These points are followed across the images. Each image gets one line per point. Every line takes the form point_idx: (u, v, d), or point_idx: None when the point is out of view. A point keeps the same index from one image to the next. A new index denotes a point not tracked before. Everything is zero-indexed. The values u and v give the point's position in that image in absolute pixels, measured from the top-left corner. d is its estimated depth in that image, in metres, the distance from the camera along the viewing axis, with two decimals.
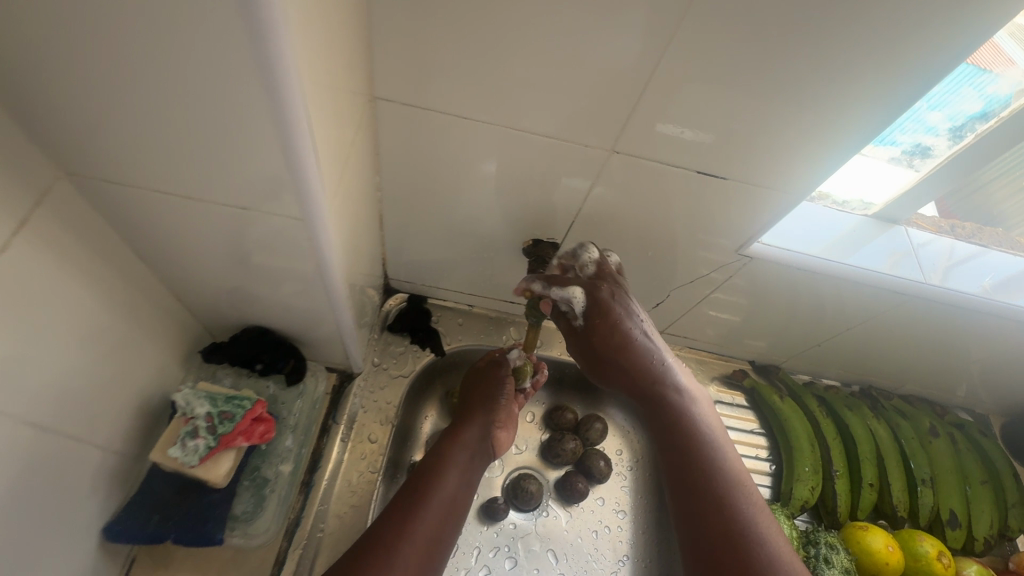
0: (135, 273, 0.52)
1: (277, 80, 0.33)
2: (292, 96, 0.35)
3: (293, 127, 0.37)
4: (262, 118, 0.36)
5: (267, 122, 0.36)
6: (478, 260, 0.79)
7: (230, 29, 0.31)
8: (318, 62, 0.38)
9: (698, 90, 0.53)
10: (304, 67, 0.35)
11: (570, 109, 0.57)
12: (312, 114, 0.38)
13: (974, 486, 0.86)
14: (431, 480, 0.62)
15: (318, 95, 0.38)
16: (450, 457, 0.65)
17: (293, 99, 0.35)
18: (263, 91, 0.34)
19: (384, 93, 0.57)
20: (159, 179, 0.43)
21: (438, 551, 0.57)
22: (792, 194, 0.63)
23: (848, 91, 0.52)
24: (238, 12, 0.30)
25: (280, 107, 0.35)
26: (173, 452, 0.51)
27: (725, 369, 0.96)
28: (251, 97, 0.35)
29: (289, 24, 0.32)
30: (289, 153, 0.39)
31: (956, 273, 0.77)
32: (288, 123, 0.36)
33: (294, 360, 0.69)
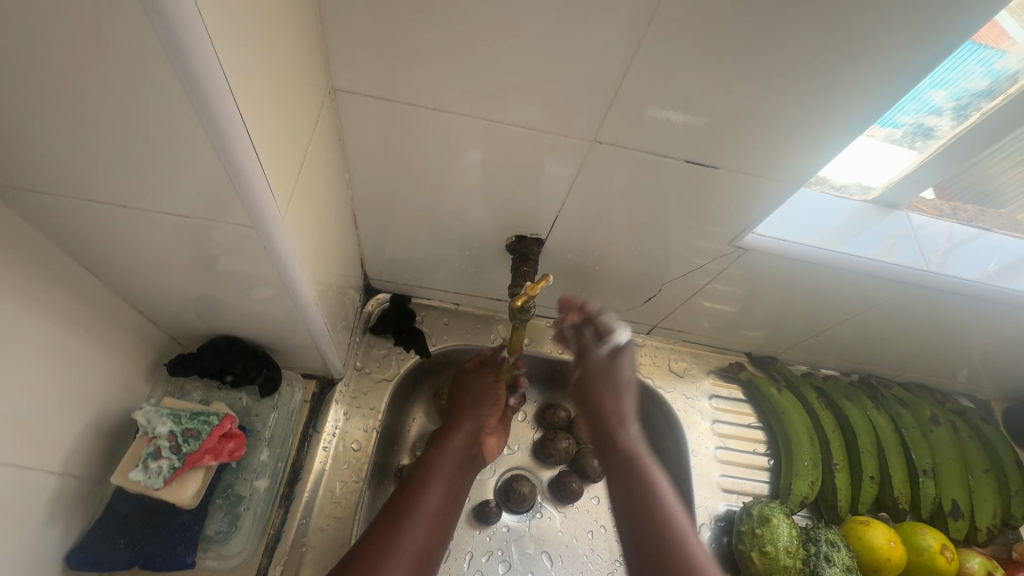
0: (83, 285, 0.49)
1: (191, 60, 0.31)
2: (212, 77, 0.32)
3: (220, 111, 0.34)
4: (185, 105, 0.33)
5: (187, 109, 0.34)
6: (460, 257, 0.76)
7: (127, 6, 0.28)
8: (243, 41, 0.35)
9: (678, 75, 0.50)
10: (222, 45, 0.32)
11: (545, 97, 0.53)
12: (239, 97, 0.35)
13: (977, 474, 0.84)
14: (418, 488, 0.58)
15: (245, 76, 0.36)
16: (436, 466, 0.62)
17: (213, 83, 0.32)
18: (177, 75, 0.31)
19: (345, 84, 0.53)
20: (95, 184, 0.40)
21: (429, 559, 0.53)
22: (788, 181, 0.60)
23: (840, 71, 0.49)
24: None
25: (199, 92, 0.32)
26: (134, 476, 0.51)
27: (721, 361, 0.93)
28: (169, 82, 0.32)
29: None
30: (218, 143, 0.36)
31: (959, 258, 0.74)
32: (212, 109, 0.34)
33: (267, 370, 0.66)
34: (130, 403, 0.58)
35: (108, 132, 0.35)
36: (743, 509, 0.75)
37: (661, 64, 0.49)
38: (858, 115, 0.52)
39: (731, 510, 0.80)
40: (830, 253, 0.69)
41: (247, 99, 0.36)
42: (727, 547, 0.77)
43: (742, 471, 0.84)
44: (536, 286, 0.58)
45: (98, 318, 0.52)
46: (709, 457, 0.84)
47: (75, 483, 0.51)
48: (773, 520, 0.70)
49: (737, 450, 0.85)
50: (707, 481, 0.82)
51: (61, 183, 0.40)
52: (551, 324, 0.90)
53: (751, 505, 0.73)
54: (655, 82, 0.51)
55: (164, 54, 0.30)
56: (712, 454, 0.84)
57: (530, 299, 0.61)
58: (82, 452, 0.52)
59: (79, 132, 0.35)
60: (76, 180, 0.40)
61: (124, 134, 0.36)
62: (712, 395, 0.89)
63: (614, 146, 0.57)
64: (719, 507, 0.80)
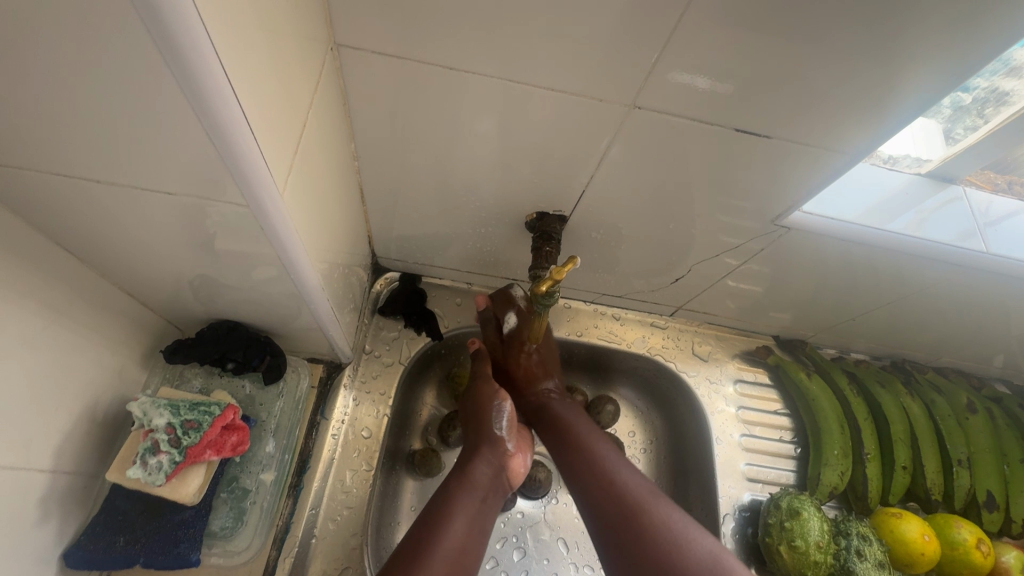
0: (65, 269, 0.45)
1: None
2: (187, 23, 0.26)
3: (199, 68, 0.28)
4: (155, 60, 0.28)
5: (164, 71, 0.28)
6: (474, 235, 0.71)
7: None
8: None
9: (731, 31, 0.43)
10: None
11: (576, 56, 0.47)
12: (226, 58, 0.30)
13: (1012, 464, 0.80)
14: (443, 520, 0.53)
15: (234, 32, 0.30)
16: (458, 497, 0.56)
17: (193, 43, 0.27)
18: (147, 31, 0.26)
19: (348, 40, 0.47)
20: (64, 156, 0.35)
21: None
22: (844, 154, 0.53)
23: (922, 25, 0.42)
24: None
25: (175, 53, 0.27)
26: (133, 473, 0.48)
27: (747, 345, 0.89)
28: (134, 30, 0.26)
29: None
30: (203, 113, 0.31)
31: (1017, 239, 0.68)
32: (193, 73, 0.28)
33: (270, 357, 0.62)
34: (125, 393, 0.55)
35: (69, 95, 0.30)
36: (770, 500, 0.72)
37: (713, 19, 0.43)
38: (931, 79, 0.46)
39: (756, 499, 0.77)
40: (876, 231, 0.63)
41: (233, 53, 0.30)
42: (752, 537, 0.75)
43: (768, 459, 0.80)
44: (561, 270, 0.54)
45: (83, 304, 0.47)
46: (734, 445, 0.80)
47: (67, 480, 0.48)
48: (803, 513, 0.68)
49: (762, 438, 0.82)
50: (731, 470, 0.78)
51: (26, 155, 0.34)
52: (569, 305, 0.85)
53: (779, 497, 0.71)
54: (705, 39, 0.44)
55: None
56: (736, 441, 0.81)
57: (555, 283, 0.56)
58: (74, 447, 0.48)
59: (36, 95, 0.30)
60: (42, 153, 0.34)
61: (90, 98, 0.30)
62: (736, 380, 0.86)
63: (652, 114, 0.51)
64: (743, 496, 0.77)
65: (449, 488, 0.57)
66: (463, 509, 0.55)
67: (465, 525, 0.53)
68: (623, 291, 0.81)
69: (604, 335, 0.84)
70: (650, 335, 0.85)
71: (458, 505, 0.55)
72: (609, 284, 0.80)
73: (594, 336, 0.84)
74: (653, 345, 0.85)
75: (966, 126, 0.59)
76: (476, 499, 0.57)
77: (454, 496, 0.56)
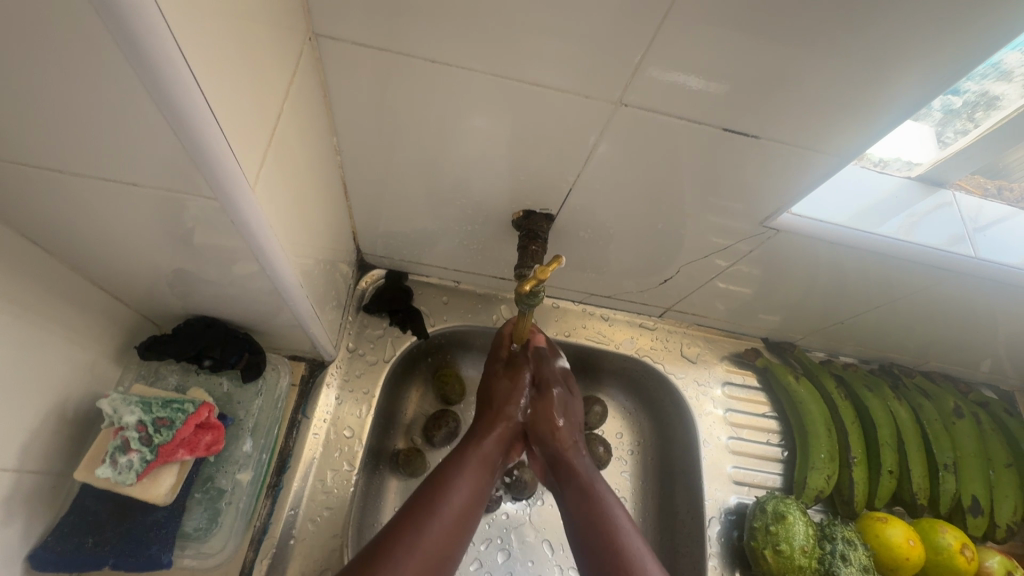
0: (31, 262, 0.43)
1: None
2: (142, 8, 0.25)
3: (157, 55, 0.27)
4: (111, 44, 0.27)
5: (124, 59, 0.27)
6: (460, 233, 0.70)
7: None
8: None
9: (718, 29, 0.43)
10: None
11: (561, 53, 0.46)
12: (191, 48, 0.29)
13: (998, 469, 0.81)
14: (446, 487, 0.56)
15: (200, 19, 0.29)
16: (465, 463, 0.59)
17: (153, 30, 0.26)
18: (103, 18, 0.25)
19: (329, 30, 0.46)
20: (25, 147, 0.33)
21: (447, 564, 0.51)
22: (832, 156, 0.53)
23: (910, 27, 0.41)
24: None
25: (134, 41, 0.26)
26: (103, 473, 0.47)
27: (736, 347, 0.88)
28: (84, 14, 0.25)
29: None
30: (168, 105, 0.30)
31: (1005, 244, 0.67)
32: (155, 62, 0.27)
33: (249, 354, 0.61)
34: (96, 390, 0.53)
35: (24, 84, 0.29)
36: (756, 503, 0.72)
37: (701, 16, 0.42)
38: (919, 81, 0.45)
39: (742, 503, 0.77)
40: (864, 235, 0.63)
41: (196, 42, 0.29)
42: (738, 541, 0.74)
43: (754, 462, 0.80)
44: (546, 269, 0.53)
45: (51, 299, 0.46)
46: (721, 448, 0.80)
47: (35, 480, 0.47)
48: (789, 517, 0.67)
49: (749, 440, 0.82)
50: (718, 473, 0.78)
51: None
52: (558, 305, 0.84)
53: (765, 501, 0.71)
54: (691, 37, 0.43)
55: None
56: (723, 444, 0.80)
57: (540, 283, 0.55)
58: (42, 446, 0.47)
59: None
60: (3, 143, 0.33)
61: (46, 87, 0.29)
62: (724, 383, 0.85)
63: (638, 112, 0.50)
64: (729, 499, 0.77)
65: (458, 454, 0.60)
66: (468, 472, 0.58)
67: (465, 493, 0.56)
68: (612, 291, 0.80)
69: (592, 336, 0.83)
70: (638, 336, 0.85)
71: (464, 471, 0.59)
72: (597, 284, 0.79)
73: (582, 337, 0.83)
74: (641, 346, 0.84)
75: (956, 129, 0.58)
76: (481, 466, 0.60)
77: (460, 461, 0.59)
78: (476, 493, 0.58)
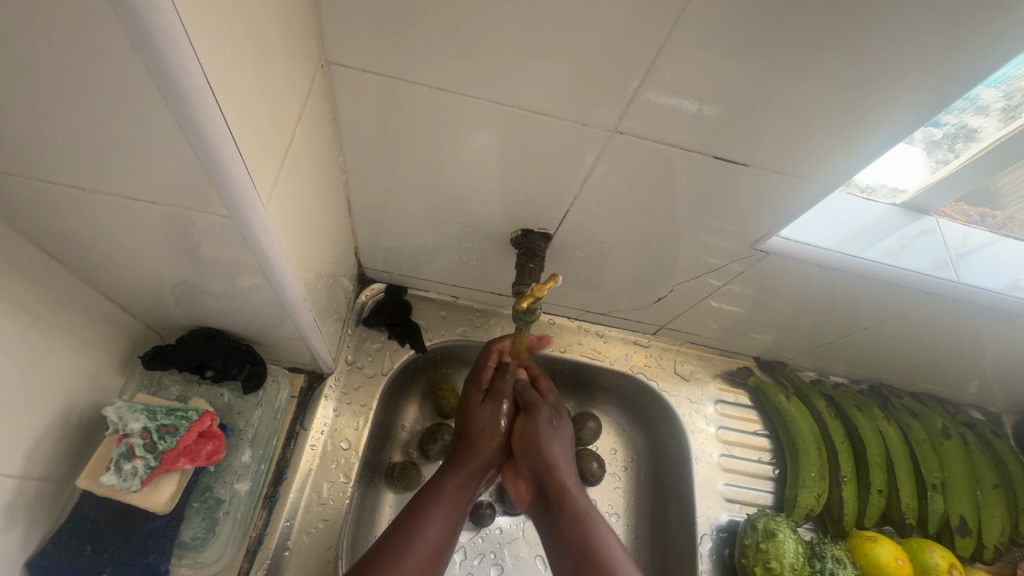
0: (44, 274, 0.45)
1: (148, 27, 0.26)
2: (177, 52, 0.27)
3: (185, 85, 0.29)
4: (147, 84, 0.29)
5: (157, 97, 0.30)
6: (459, 249, 0.71)
7: None
8: (225, 16, 0.31)
9: (708, 63, 0.45)
10: (198, 26, 0.28)
11: (561, 83, 0.48)
12: (219, 88, 0.31)
13: (985, 490, 0.82)
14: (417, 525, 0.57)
15: (227, 60, 0.32)
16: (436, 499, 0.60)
17: (190, 76, 0.29)
18: (144, 63, 0.28)
19: (341, 58, 0.48)
20: (49, 165, 0.35)
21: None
22: (819, 183, 0.55)
23: (891, 62, 0.44)
24: None
25: (170, 83, 0.29)
26: (108, 480, 0.48)
27: (728, 365, 0.90)
28: (125, 53, 0.27)
29: None
30: (195, 138, 0.32)
31: (985, 269, 0.70)
32: (187, 102, 0.30)
33: (250, 365, 0.62)
34: (100, 398, 0.54)
35: (56, 105, 0.31)
36: (747, 520, 0.73)
37: (694, 50, 0.44)
38: (898, 116, 0.48)
39: (733, 520, 0.78)
40: (851, 258, 0.65)
41: (221, 72, 0.31)
42: (729, 558, 0.75)
43: (746, 479, 0.81)
44: (543, 287, 0.54)
45: (60, 306, 0.47)
46: (713, 465, 0.81)
47: (37, 486, 0.47)
48: (779, 534, 0.68)
49: (741, 458, 0.83)
50: (710, 490, 0.79)
51: (10, 162, 0.35)
52: (554, 321, 0.86)
53: (755, 518, 0.71)
54: (686, 67, 0.46)
55: (115, 19, 0.26)
56: (716, 461, 0.82)
57: (537, 300, 0.57)
58: (44, 453, 0.48)
59: (24, 105, 0.31)
60: (27, 161, 0.35)
61: (76, 108, 0.31)
62: (717, 401, 0.86)
63: (633, 138, 0.53)
64: (721, 517, 0.78)
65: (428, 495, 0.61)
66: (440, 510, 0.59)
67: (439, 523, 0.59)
68: (606, 309, 0.82)
69: (588, 352, 0.85)
70: (632, 353, 0.86)
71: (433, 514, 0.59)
72: (592, 301, 0.81)
73: (578, 353, 0.84)
74: (635, 363, 0.85)
75: (938, 159, 0.61)
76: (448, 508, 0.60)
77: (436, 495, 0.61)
78: (445, 531, 0.58)
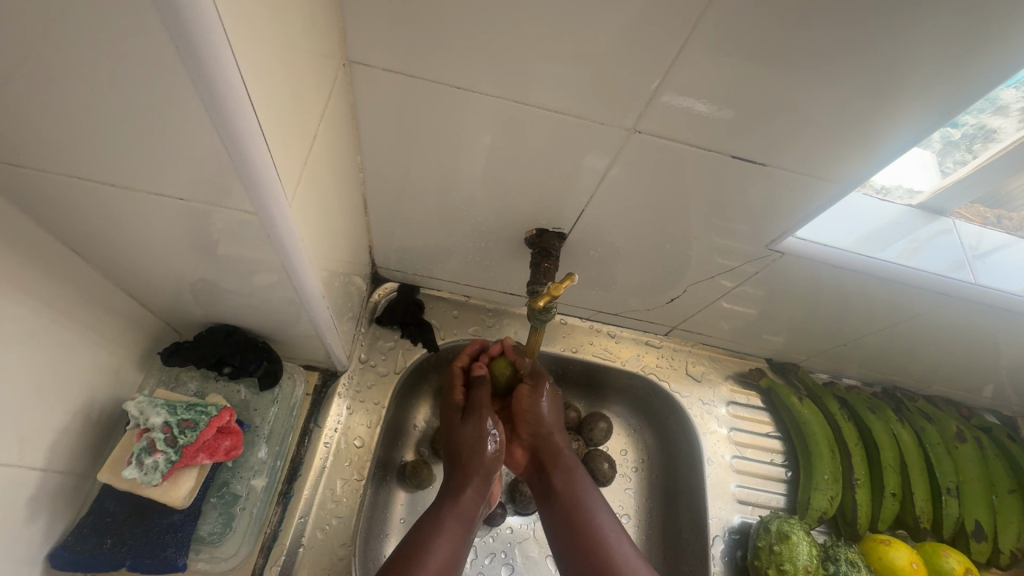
0: (67, 269, 0.45)
1: (189, 27, 0.27)
2: (215, 52, 0.28)
3: (221, 87, 0.30)
4: (182, 81, 0.29)
5: (191, 93, 0.30)
6: (473, 248, 0.72)
7: None
8: (257, 16, 0.31)
9: (729, 61, 0.45)
10: (234, 26, 0.29)
11: (579, 82, 0.48)
12: (252, 86, 0.32)
13: (1000, 495, 0.81)
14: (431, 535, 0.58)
15: (258, 59, 0.32)
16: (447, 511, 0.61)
17: (225, 76, 0.29)
18: (181, 61, 0.28)
19: (361, 57, 0.49)
20: (78, 160, 0.36)
21: None
22: (837, 183, 0.55)
23: (914, 62, 0.44)
24: None
25: (206, 81, 0.29)
26: (129, 473, 0.49)
27: (740, 367, 0.90)
28: (164, 51, 0.28)
29: None
30: (227, 135, 0.33)
31: (1001, 271, 0.69)
32: (222, 100, 0.30)
33: (266, 362, 0.63)
34: (120, 393, 0.55)
35: (89, 101, 0.31)
36: (760, 522, 0.72)
37: (714, 49, 0.44)
38: (918, 117, 0.48)
39: (746, 522, 0.77)
40: (867, 259, 0.65)
41: (253, 69, 0.31)
42: (741, 561, 0.74)
43: (758, 482, 0.81)
44: (559, 286, 0.54)
45: (83, 302, 0.48)
46: (725, 466, 0.81)
47: (59, 479, 0.48)
48: (792, 537, 0.68)
49: (753, 460, 0.82)
50: (722, 491, 0.79)
51: (40, 156, 0.35)
52: (565, 321, 0.86)
53: (769, 520, 0.71)
54: (706, 66, 0.46)
55: (158, 20, 0.26)
56: (728, 462, 0.81)
57: (553, 300, 0.57)
58: (66, 446, 0.49)
59: (56, 100, 0.31)
60: (56, 156, 0.35)
61: (109, 104, 0.31)
62: (729, 402, 0.86)
63: (651, 138, 0.53)
64: (733, 518, 0.77)
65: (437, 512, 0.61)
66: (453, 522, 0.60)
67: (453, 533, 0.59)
68: (618, 309, 0.82)
69: (599, 352, 0.85)
70: (644, 353, 0.86)
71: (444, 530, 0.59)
72: (604, 301, 0.81)
73: (589, 353, 0.84)
74: (647, 363, 0.85)
75: (956, 159, 0.60)
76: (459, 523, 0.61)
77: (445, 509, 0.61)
78: (457, 546, 0.59)
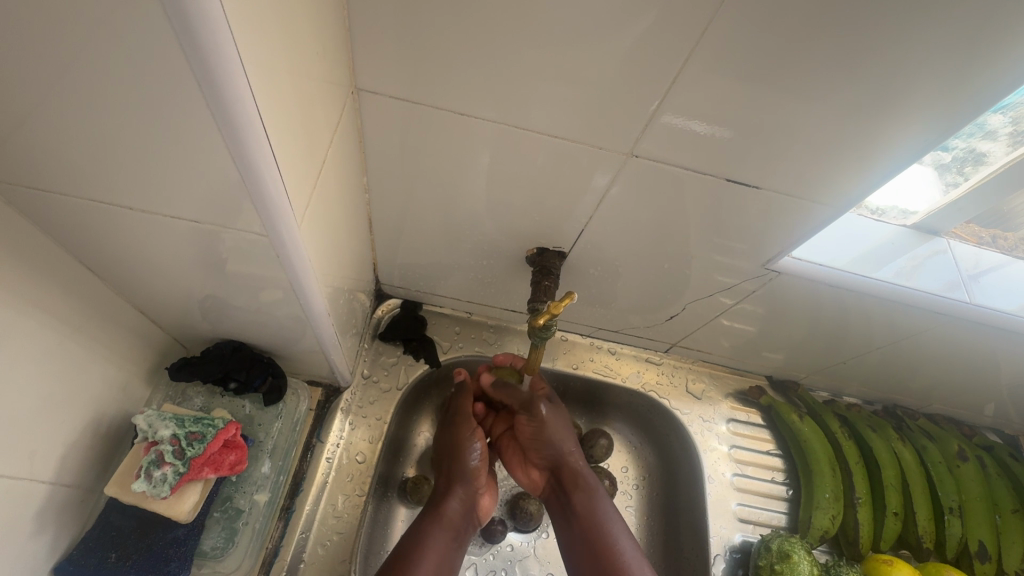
0: (83, 288, 0.47)
1: (216, 78, 0.29)
2: (238, 98, 0.30)
3: (243, 129, 0.32)
4: (207, 120, 0.32)
5: (215, 131, 0.32)
6: (475, 267, 0.73)
7: (157, 29, 0.27)
8: (275, 58, 0.33)
9: (721, 90, 0.47)
10: (255, 73, 0.31)
11: (577, 108, 0.50)
12: (269, 124, 0.34)
13: (1005, 515, 0.80)
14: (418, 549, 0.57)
15: (276, 97, 0.34)
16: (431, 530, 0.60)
17: (247, 119, 0.32)
18: (207, 106, 0.31)
19: (369, 85, 0.51)
20: (99, 185, 0.38)
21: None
22: (828, 205, 0.56)
23: (898, 91, 0.46)
24: (172, 26, 0.27)
25: (230, 124, 0.32)
26: (139, 486, 0.49)
27: (740, 384, 0.90)
28: (191, 95, 0.30)
29: (232, 29, 0.28)
30: (245, 170, 0.35)
31: (995, 291, 0.70)
32: (243, 139, 0.33)
33: (271, 378, 0.64)
34: (128, 408, 0.56)
35: (113, 131, 0.33)
36: (761, 540, 0.72)
37: (706, 78, 0.46)
38: (904, 144, 0.49)
39: (747, 541, 0.77)
40: (862, 278, 0.66)
41: (266, 96, 0.33)
42: None
43: (758, 499, 0.81)
44: (559, 304, 0.56)
45: (96, 318, 0.49)
46: (725, 484, 0.81)
47: (66, 492, 0.49)
48: (793, 556, 0.68)
49: (754, 478, 0.82)
50: (723, 510, 0.79)
51: (63, 183, 0.37)
52: (566, 338, 0.87)
53: (769, 539, 0.71)
54: (701, 92, 0.47)
55: (189, 71, 0.29)
56: (728, 480, 0.81)
57: (552, 317, 0.58)
58: (74, 460, 0.50)
59: (82, 132, 0.33)
60: (78, 182, 0.37)
61: (132, 133, 0.33)
62: (729, 420, 0.86)
63: (648, 161, 0.55)
64: (734, 537, 0.77)
65: (423, 522, 0.61)
66: (439, 534, 0.60)
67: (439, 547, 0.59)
68: (618, 326, 0.82)
69: (599, 369, 0.85)
70: (644, 370, 0.87)
71: (430, 541, 0.59)
72: (605, 318, 0.81)
73: (590, 369, 0.85)
74: (647, 380, 0.86)
75: (948, 182, 0.62)
76: (448, 531, 0.61)
77: (429, 528, 0.60)
78: (446, 556, 0.59)
